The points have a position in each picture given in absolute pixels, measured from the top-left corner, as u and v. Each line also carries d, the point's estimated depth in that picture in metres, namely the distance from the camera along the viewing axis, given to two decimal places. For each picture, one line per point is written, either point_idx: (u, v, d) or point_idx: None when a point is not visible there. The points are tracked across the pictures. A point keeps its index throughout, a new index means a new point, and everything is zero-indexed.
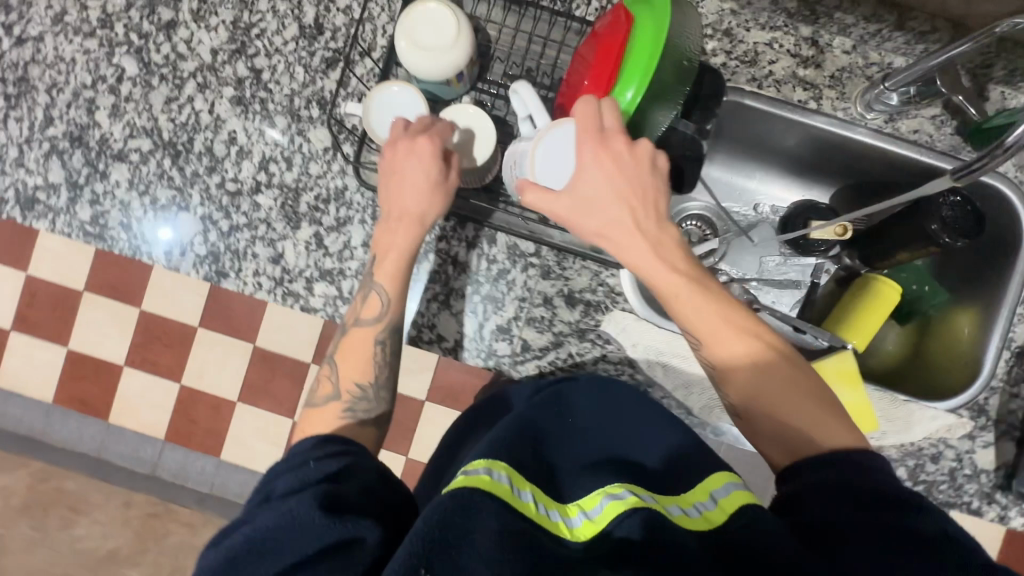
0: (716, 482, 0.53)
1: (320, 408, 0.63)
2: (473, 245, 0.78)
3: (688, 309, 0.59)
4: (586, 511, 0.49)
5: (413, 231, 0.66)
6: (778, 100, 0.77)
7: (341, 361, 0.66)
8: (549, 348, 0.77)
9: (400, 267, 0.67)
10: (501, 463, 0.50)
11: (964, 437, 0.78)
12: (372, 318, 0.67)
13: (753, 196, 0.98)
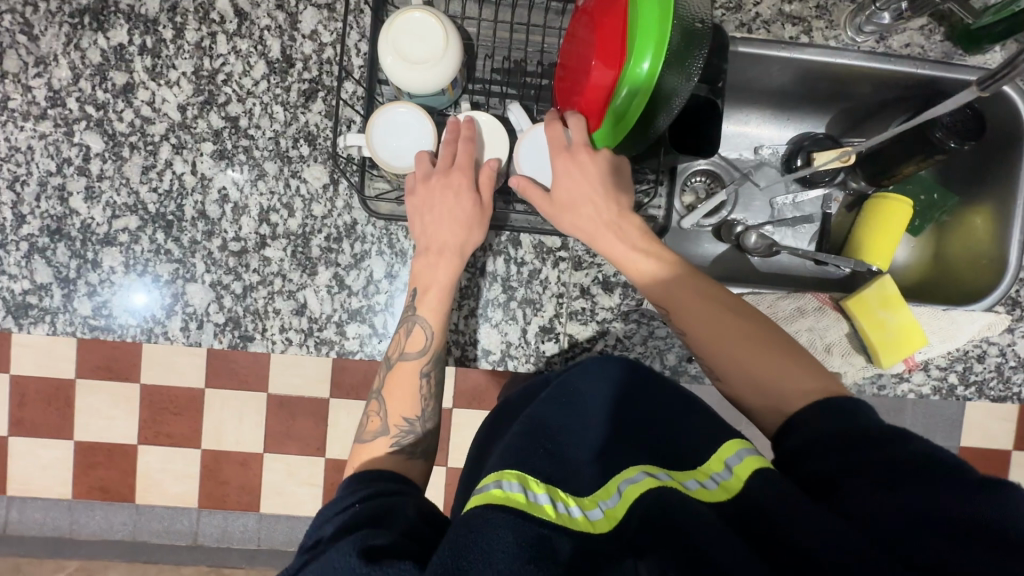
0: (730, 449, 0.51)
1: (369, 444, 0.63)
2: (499, 251, 0.75)
3: (658, 285, 0.63)
4: (605, 502, 0.50)
5: (453, 264, 0.67)
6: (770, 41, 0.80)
7: (388, 399, 0.66)
8: (596, 337, 0.76)
9: (442, 304, 0.67)
10: (508, 472, 0.50)
11: (1004, 331, 0.80)
12: (417, 353, 0.66)
13: (751, 140, 0.97)
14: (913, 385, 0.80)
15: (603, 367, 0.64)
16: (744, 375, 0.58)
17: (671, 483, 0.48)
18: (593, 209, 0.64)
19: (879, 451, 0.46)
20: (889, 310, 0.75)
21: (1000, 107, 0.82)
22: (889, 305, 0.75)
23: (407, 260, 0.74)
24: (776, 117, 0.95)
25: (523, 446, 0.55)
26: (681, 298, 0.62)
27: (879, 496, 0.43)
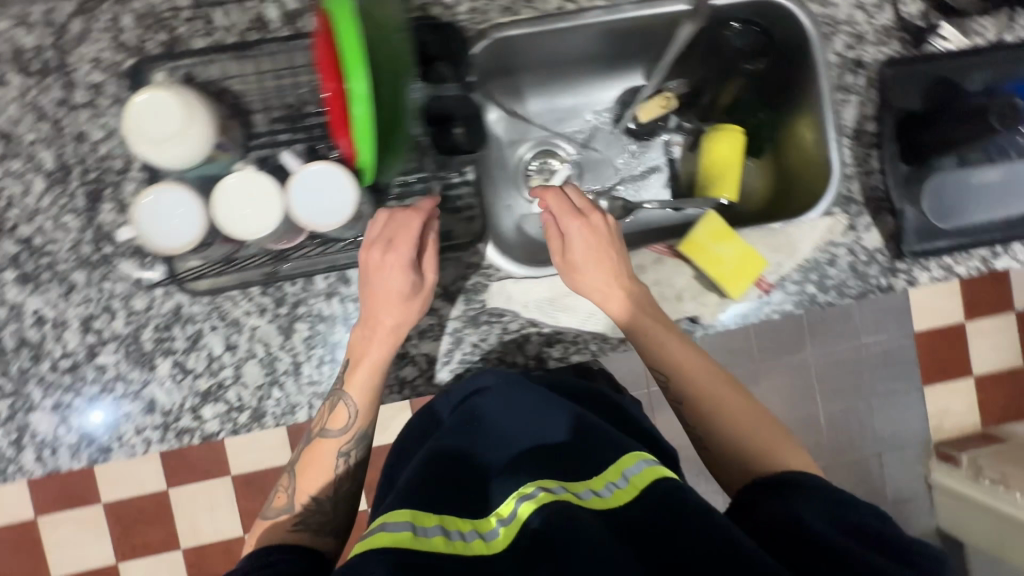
0: (629, 460, 0.52)
1: (273, 519, 0.66)
2: (332, 293, 0.75)
3: (664, 343, 0.71)
4: (503, 519, 0.47)
5: (388, 344, 0.69)
6: (536, 19, 0.77)
7: (299, 476, 0.69)
8: (453, 349, 0.76)
9: (372, 383, 0.70)
10: (400, 510, 0.47)
11: (847, 231, 0.81)
12: (337, 430, 0.69)
13: (579, 109, 0.97)
14: (774, 307, 0.81)
15: (514, 391, 0.64)
16: (719, 417, 0.69)
17: (568, 497, 0.47)
18: (602, 275, 0.71)
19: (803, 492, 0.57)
20: (719, 243, 0.75)
21: (783, 17, 0.81)
22: (718, 239, 0.75)
23: (243, 328, 0.74)
24: (595, 81, 0.96)
25: (433, 479, 0.53)
26: (683, 355, 0.71)
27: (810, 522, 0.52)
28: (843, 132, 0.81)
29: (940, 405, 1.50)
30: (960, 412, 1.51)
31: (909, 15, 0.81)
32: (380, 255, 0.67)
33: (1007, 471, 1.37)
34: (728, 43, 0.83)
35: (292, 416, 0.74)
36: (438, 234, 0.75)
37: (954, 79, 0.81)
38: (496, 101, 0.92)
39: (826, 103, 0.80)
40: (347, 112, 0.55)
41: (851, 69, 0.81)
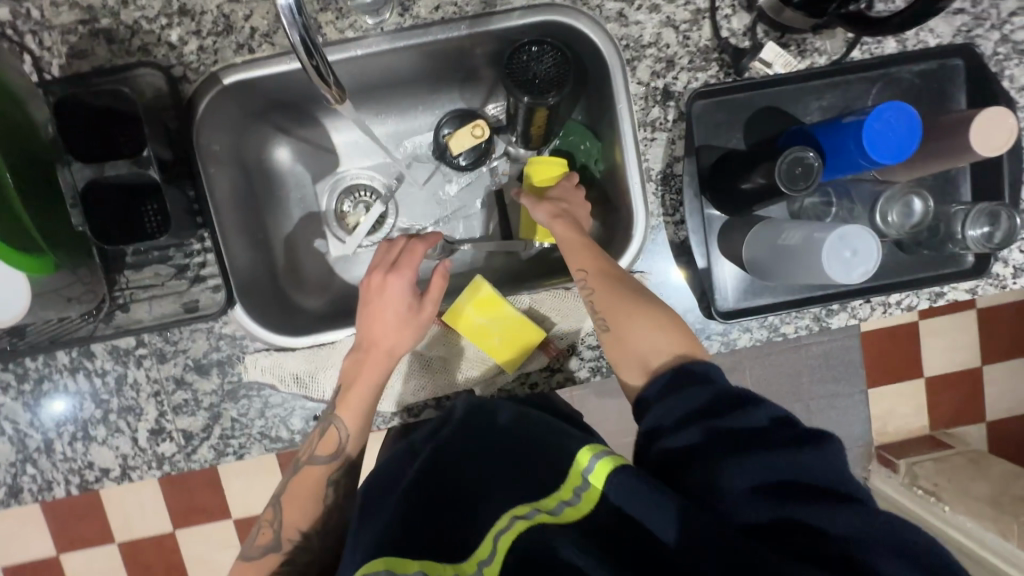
0: (584, 457, 0.51)
1: (258, 560, 0.65)
2: (76, 368, 0.70)
3: (602, 290, 0.65)
4: (483, 560, 0.48)
5: (382, 366, 0.68)
6: (272, 59, 0.67)
7: (284, 506, 0.67)
8: (211, 424, 0.72)
9: (363, 402, 0.67)
10: (374, 561, 0.47)
11: (652, 289, 0.72)
12: (328, 456, 0.67)
13: (391, 139, 0.87)
14: (567, 374, 0.73)
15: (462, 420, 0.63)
16: (628, 333, 0.62)
17: (543, 518, 0.48)
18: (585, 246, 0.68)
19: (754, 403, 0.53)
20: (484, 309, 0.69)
21: (578, 41, 0.70)
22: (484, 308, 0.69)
23: None
24: (404, 108, 0.85)
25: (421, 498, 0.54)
26: (609, 297, 0.64)
27: (732, 481, 0.48)
28: (649, 175, 0.70)
29: (884, 405, 1.41)
30: (908, 413, 1.42)
31: (731, 32, 0.68)
32: (383, 278, 0.69)
33: (943, 483, 1.29)
34: (527, 66, 0.70)
35: (50, 493, 0.72)
36: (182, 305, 0.69)
37: (782, 108, 0.69)
38: (288, 135, 0.82)
39: (629, 143, 0.69)
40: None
41: (659, 100, 0.69)
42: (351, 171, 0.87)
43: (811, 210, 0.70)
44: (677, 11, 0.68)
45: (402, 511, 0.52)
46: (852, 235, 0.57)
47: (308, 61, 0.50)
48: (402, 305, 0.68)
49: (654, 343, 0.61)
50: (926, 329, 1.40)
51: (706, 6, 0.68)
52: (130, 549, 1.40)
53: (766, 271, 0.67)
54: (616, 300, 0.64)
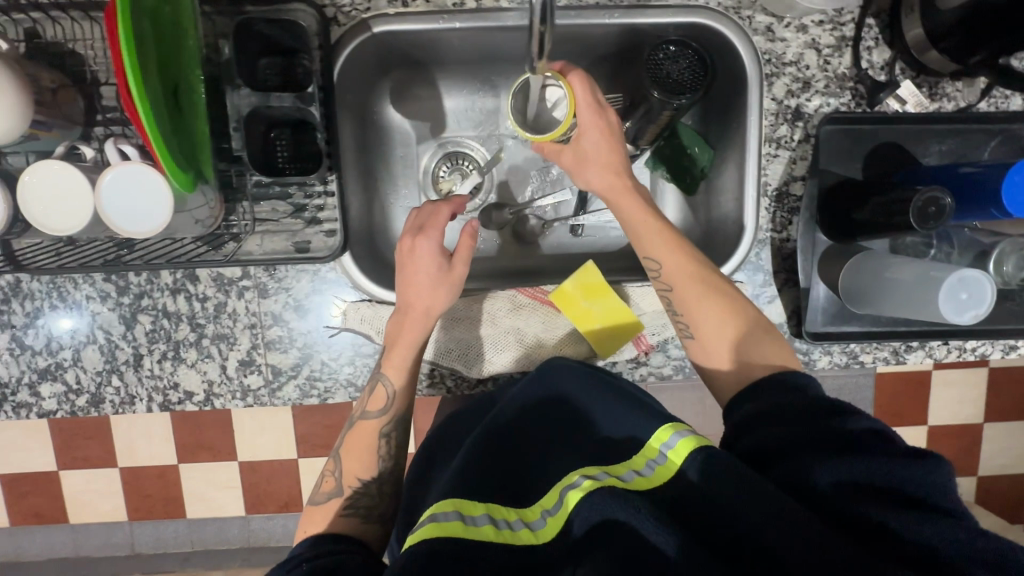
0: (663, 435, 0.53)
1: (324, 504, 0.63)
2: (178, 290, 0.71)
3: (662, 250, 0.65)
4: (547, 509, 0.51)
5: (420, 326, 0.66)
6: (428, 14, 0.69)
7: (344, 456, 0.66)
8: (301, 364, 0.73)
9: (406, 359, 0.66)
10: (445, 503, 0.51)
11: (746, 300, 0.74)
12: (377, 413, 0.66)
13: (500, 114, 0.86)
14: (651, 368, 0.75)
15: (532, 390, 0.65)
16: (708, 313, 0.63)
17: (612, 482, 0.49)
18: (611, 170, 0.68)
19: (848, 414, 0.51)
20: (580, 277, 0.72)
21: (720, 47, 0.71)
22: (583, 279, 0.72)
23: (85, 312, 0.71)
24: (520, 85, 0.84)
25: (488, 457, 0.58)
26: (675, 261, 0.65)
27: (820, 481, 0.47)
28: (765, 190, 0.73)
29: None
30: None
31: (870, 64, 0.70)
32: (413, 241, 0.66)
33: None
34: (659, 66, 0.71)
35: (132, 407, 0.73)
36: (294, 244, 0.70)
37: (903, 145, 0.71)
38: (405, 93, 0.82)
39: (752, 156, 0.71)
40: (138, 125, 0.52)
41: (788, 119, 0.71)
42: (452, 138, 0.86)
43: (911, 247, 0.72)
44: (823, 34, 0.70)
45: (477, 464, 0.57)
46: (971, 279, 0.61)
47: (538, 24, 0.50)
48: (443, 265, 0.66)
49: (724, 329, 0.63)
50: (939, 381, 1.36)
51: (851, 35, 0.70)
52: (133, 475, 1.26)
53: (861, 298, 0.71)
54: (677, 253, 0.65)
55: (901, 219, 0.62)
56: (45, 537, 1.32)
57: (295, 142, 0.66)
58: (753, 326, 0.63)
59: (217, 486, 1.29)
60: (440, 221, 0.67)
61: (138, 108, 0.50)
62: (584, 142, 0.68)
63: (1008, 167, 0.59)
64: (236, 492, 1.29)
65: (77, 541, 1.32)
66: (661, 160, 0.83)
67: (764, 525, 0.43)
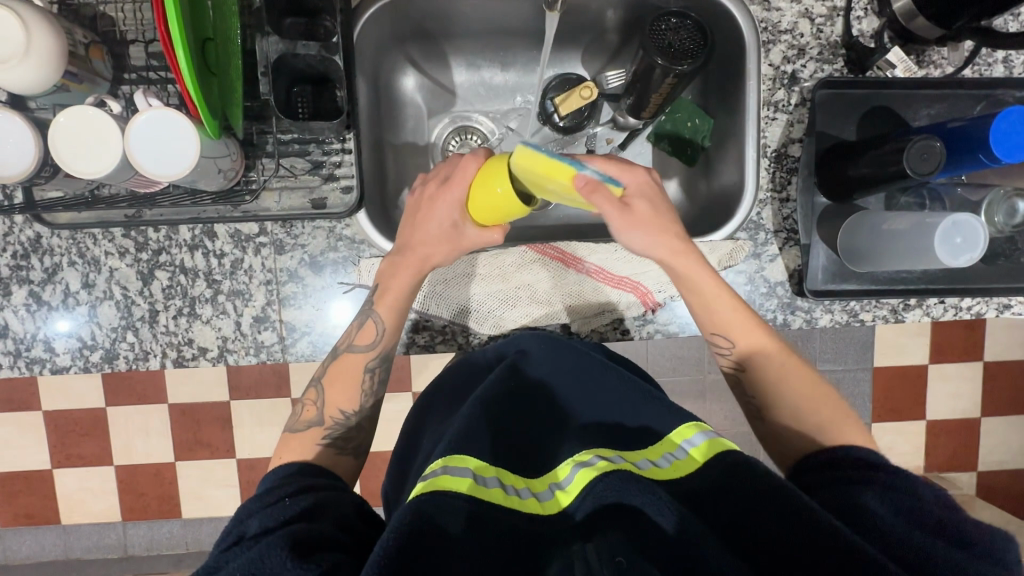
0: (684, 432, 0.53)
1: (303, 432, 0.64)
2: (196, 246, 0.72)
3: (721, 314, 0.66)
4: (557, 484, 0.52)
5: (413, 273, 0.68)
6: None
7: (327, 386, 0.66)
8: (315, 320, 0.74)
9: (400, 304, 0.68)
10: (455, 457, 0.49)
11: (749, 258, 0.77)
12: (364, 347, 0.67)
13: (508, 90, 0.89)
14: (658, 325, 0.77)
15: (563, 353, 0.66)
16: (784, 387, 0.64)
17: (627, 466, 0.49)
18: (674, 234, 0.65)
19: (881, 480, 0.51)
20: (485, 204, 0.62)
21: (719, 17, 0.75)
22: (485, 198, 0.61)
23: (102, 268, 0.72)
24: (528, 60, 0.87)
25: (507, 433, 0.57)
26: (740, 323, 0.66)
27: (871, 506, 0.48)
28: (764, 151, 0.76)
29: (883, 440, 1.39)
30: (904, 451, 1.40)
31: (860, 32, 0.75)
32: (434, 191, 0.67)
33: None
34: (662, 36, 0.74)
35: (145, 363, 0.73)
36: (310, 200, 0.72)
37: (895, 110, 0.75)
38: (416, 67, 0.86)
39: (752, 117, 0.74)
40: (181, 87, 0.56)
41: (785, 84, 0.75)
42: (462, 111, 0.89)
43: (905, 206, 0.75)
44: (815, 5, 0.74)
45: (484, 430, 0.54)
46: (963, 223, 0.66)
47: None
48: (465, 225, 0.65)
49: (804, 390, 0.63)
50: (935, 375, 1.37)
51: (842, 5, 0.74)
52: (128, 474, 1.25)
53: (870, 259, 0.73)
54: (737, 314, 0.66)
55: (897, 168, 0.65)
56: (30, 540, 1.28)
57: (315, 99, 0.68)
58: (807, 375, 0.64)
59: (214, 484, 1.27)
60: (428, 222, 0.66)
61: (186, 79, 0.54)
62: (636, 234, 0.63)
63: (992, 116, 0.63)
64: (232, 489, 1.27)
65: (64, 545, 1.28)
66: (662, 134, 0.87)
67: (778, 527, 0.43)
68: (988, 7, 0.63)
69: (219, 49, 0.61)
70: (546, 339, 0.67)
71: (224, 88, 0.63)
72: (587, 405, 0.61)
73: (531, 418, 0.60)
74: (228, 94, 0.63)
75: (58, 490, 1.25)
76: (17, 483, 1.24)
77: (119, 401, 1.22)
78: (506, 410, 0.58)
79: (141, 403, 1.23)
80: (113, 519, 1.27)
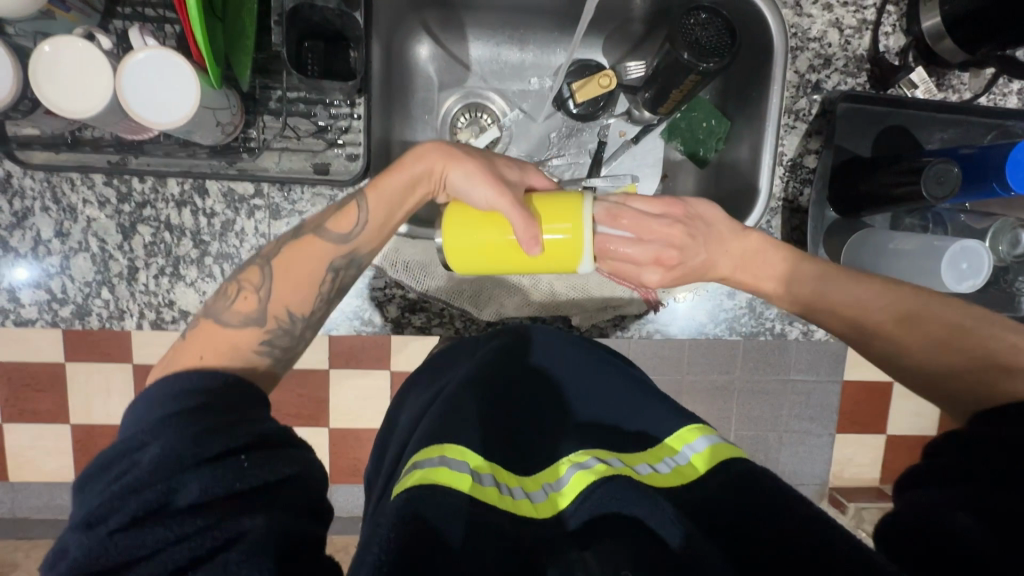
0: (686, 436, 0.53)
1: (234, 324, 0.55)
2: (185, 203, 0.68)
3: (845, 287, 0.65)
4: (551, 484, 0.50)
5: (433, 178, 0.61)
6: None
7: (276, 269, 0.57)
8: None
9: (398, 202, 0.61)
10: (450, 447, 0.47)
11: None
12: (340, 233, 0.59)
13: (525, 70, 0.86)
14: (659, 325, 0.76)
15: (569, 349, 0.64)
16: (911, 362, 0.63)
17: (626, 470, 0.48)
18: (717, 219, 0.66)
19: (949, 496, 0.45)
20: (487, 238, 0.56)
21: (749, 17, 0.74)
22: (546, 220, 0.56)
23: (79, 217, 0.67)
24: (548, 42, 0.84)
25: (507, 428, 0.55)
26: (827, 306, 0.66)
27: (957, 523, 0.42)
28: (781, 160, 0.76)
29: (846, 452, 1.41)
30: (865, 464, 1.43)
31: (886, 49, 0.74)
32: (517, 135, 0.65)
33: None
34: (690, 32, 0.72)
35: (119, 323, 0.69)
36: (312, 165, 0.68)
37: (910, 130, 0.75)
38: (432, 35, 0.82)
39: (772, 124, 0.74)
40: (186, 28, 0.52)
41: (808, 93, 0.75)
42: (474, 86, 0.86)
43: (909, 227, 0.75)
44: (846, 15, 0.74)
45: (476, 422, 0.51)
46: (970, 250, 0.66)
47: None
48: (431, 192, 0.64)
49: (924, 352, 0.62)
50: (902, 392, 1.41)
51: (872, 19, 0.74)
52: (85, 434, 1.19)
53: (871, 276, 0.74)
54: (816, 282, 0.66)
55: (911, 188, 0.65)
56: None
57: (327, 57, 0.64)
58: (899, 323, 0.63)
59: None
60: (389, 186, 0.60)
61: (193, 20, 0.50)
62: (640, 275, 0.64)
63: (1008, 146, 0.63)
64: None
65: (7, 503, 1.22)
66: (674, 132, 0.85)
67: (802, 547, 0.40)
68: (1016, 36, 0.63)
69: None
70: (542, 328, 0.66)
71: (232, 36, 0.58)
72: (583, 401, 0.60)
73: (532, 412, 0.58)
74: (234, 42, 0.58)
75: (7, 446, 1.18)
76: None
77: (81, 357, 1.15)
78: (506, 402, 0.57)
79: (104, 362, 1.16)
80: (65, 479, 1.21)
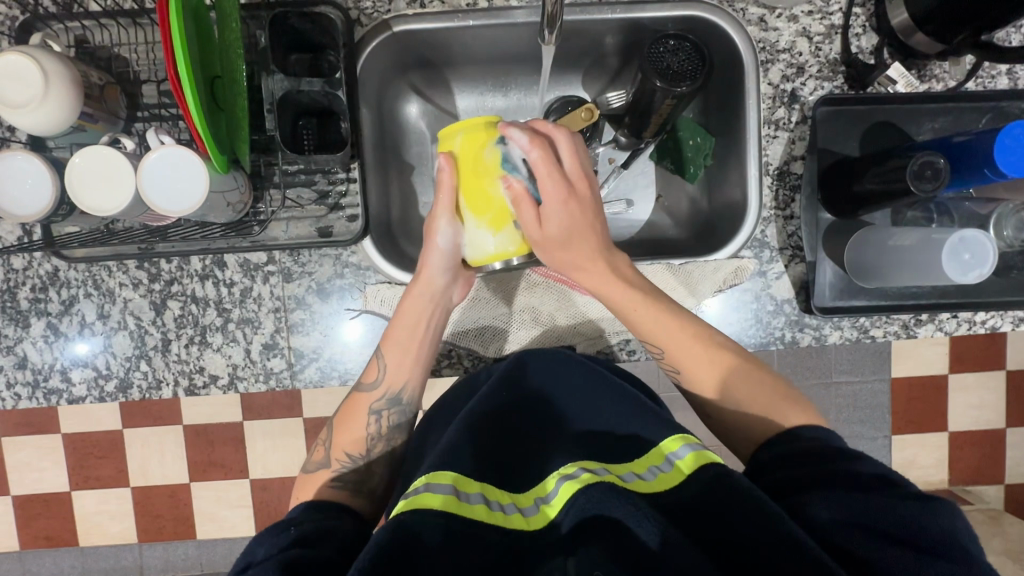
0: (672, 444, 0.54)
1: (314, 473, 0.66)
2: (207, 276, 0.74)
3: (654, 326, 0.65)
4: (541, 498, 0.54)
5: (425, 301, 0.68)
6: (444, 13, 0.75)
7: (336, 428, 0.68)
8: (321, 347, 0.75)
9: (411, 347, 0.68)
10: (439, 473, 0.51)
11: (755, 276, 0.76)
12: (370, 383, 0.68)
13: (509, 113, 0.90)
14: None
15: (566, 370, 0.64)
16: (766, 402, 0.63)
17: (609, 479, 0.50)
18: (590, 243, 0.64)
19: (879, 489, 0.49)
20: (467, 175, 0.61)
21: (715, 38, 0.76)
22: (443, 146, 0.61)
23: (116, 299, 0.74)
24: (528, 84, 0.89)
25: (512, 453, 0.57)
26: (665, 333, 0.64)
27: (830, 512, 0.49)
28: (767, 169, 0.76)
29: (905, 455, 1.32)
30: (927, 466, 1.33)
31: (859, 49, 0.75)
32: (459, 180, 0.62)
33: None
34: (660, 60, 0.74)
35: (158, 392, 0.75)
36: (317, 229, 0.73)
37: (897, 124, 0.74)
38: (419, 94, 0.88)
39: (752, 138, 0.75)
40: (190, 124, 0.58)
41: (785, 102, 0.75)
42: None
43: (913, 221, 0.74)
44: (813, 23, 0.75)
45: None
46: (972, 239, 0.66)
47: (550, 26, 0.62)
48: (451, 290, 0.69)
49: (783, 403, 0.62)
50: (956, 385, 1.31)
51: (840, 23, 0.75)
52: (143, 496, 1.26)
53: (876, 274, 0.73)
54: (678, 331, 0.64)
55: (901, 185, 0.64)
56: (49, 561, 1.30)
57: (320, 130, 0.70)
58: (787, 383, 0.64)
59: (227, 506, 1.28)
60: (410, 313, 0.68)
61: (200, 129, 0.56)
62: (548, 214, 0.61)
63: (996, 131, 0.62)
64: (245, 511, 1.28)
65: (80, 565, 1.30)
66: (664, 154, 0.87)
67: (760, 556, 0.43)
68: (987, 24, 0.62)
69: (230, 93, 0.63)
70: (543, 355, 0.66)
71: (234, 127, 0.64)
72: (585, 415, 0.61)
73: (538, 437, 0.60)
74: (234, 128, 0.64)
75: (76, 513, 1.27)
76: (35, 507, 1.26)
77: (136, 424, 1.23)
78: (502, 427, 0.60)
79: (155, 427, 1.24)
80: (129, 540, 1.28)
